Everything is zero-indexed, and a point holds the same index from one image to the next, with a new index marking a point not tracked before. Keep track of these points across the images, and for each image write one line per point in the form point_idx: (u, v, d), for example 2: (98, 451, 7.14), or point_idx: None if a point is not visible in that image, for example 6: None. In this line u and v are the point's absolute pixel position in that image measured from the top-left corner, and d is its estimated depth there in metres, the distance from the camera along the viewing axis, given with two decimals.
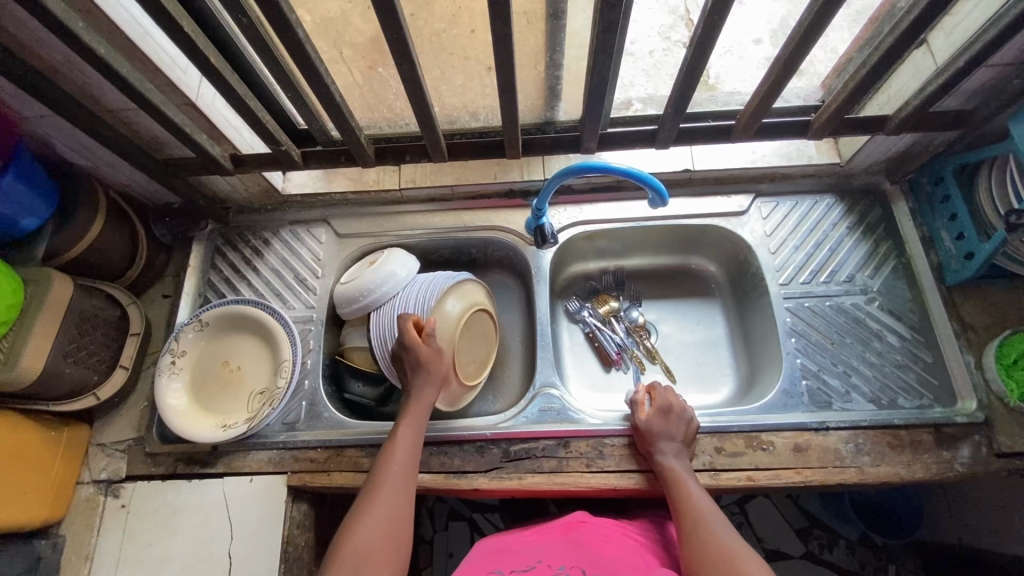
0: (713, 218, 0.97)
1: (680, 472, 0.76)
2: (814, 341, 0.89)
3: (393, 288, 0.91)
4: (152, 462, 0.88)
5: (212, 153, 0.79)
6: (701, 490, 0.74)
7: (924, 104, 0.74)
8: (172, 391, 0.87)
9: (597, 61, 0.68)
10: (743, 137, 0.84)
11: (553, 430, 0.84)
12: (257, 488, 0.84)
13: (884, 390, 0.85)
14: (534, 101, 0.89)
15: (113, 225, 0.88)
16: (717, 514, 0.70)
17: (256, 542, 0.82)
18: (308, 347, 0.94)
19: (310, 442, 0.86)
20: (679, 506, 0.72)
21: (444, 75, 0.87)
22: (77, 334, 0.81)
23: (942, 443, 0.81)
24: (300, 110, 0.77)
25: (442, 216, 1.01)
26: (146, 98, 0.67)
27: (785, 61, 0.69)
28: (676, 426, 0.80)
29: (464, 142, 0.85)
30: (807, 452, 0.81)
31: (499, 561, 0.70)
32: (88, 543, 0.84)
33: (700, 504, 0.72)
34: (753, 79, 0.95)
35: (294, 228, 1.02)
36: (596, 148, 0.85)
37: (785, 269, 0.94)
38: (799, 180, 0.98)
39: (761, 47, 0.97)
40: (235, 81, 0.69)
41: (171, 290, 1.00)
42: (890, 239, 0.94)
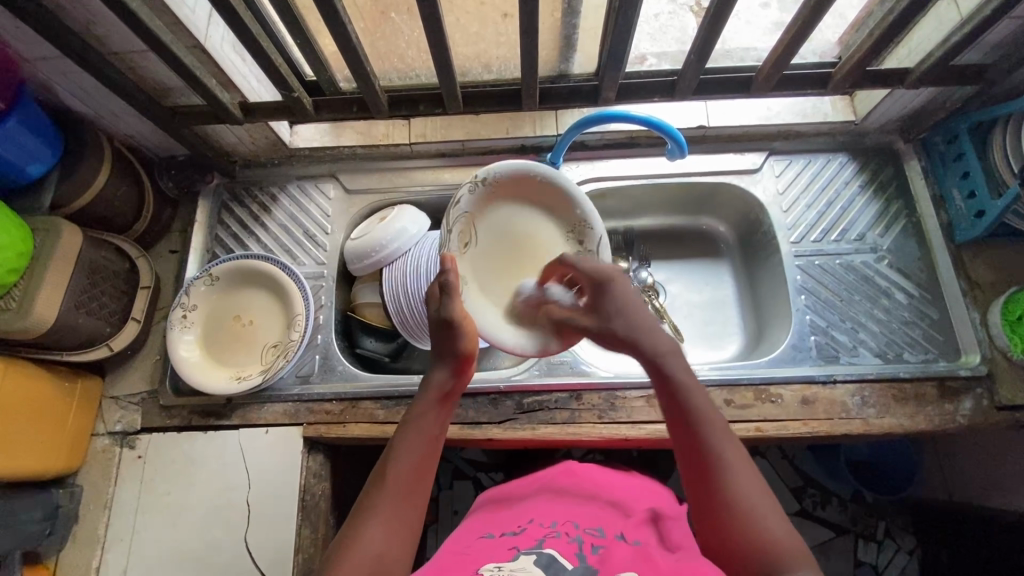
0: (726, 175, 0.97)
1: (702, 414, 0.59)
2: (823, 298, 0.90)
3: (405, 244, 0.92)
4: (167, 414, 0.88)
5: (221, 100, 0.77)
6: (727, 433, 0.59)
7: (946, 55, 0.73)
8: (184, 344, 0.87)
9: (622, 5, 0.66)
10: (763, 91, 0.82)
11: (566, 383, 0.85)
12: (274, 439, 0.85)
13: (890, 345, 0.87)
14: (549, 53, 0.88)
15: (119, 175, 0.86)
16: (735, 458, 0.57)
17: (274, 491, 0.83)
18: (320, 303, 0.94)
19: (324, 394, 0.87)
20: (692, 457, 0.58)
21: (459, 21, 0.84)
22: (88, 284, 0.80)
23: (945, 396, 0.83)
24: (312, 55, 0.75)
25: (452, 172, 1.00)
26: (154, 36, 0.65)
27: (810, 10, 0.67)
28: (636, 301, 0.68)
29: (478, 93, 0.84)
30: (814, 405, 0.83)
31: (490, 524, 0.70)
32: (106, 492, 0.85)
33: (721, 454, 0.57)
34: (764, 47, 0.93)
35: (302, 184, 1.00)
36: (614, 99, 0.84)
37: (796, 227, 0.94)
38: (813, 138, 0.98)
39: (769, 11, 0.94)
40: (246, 19, 0.67)
41: (179, 245, 0.99)
42: (901, 198, 0.94)
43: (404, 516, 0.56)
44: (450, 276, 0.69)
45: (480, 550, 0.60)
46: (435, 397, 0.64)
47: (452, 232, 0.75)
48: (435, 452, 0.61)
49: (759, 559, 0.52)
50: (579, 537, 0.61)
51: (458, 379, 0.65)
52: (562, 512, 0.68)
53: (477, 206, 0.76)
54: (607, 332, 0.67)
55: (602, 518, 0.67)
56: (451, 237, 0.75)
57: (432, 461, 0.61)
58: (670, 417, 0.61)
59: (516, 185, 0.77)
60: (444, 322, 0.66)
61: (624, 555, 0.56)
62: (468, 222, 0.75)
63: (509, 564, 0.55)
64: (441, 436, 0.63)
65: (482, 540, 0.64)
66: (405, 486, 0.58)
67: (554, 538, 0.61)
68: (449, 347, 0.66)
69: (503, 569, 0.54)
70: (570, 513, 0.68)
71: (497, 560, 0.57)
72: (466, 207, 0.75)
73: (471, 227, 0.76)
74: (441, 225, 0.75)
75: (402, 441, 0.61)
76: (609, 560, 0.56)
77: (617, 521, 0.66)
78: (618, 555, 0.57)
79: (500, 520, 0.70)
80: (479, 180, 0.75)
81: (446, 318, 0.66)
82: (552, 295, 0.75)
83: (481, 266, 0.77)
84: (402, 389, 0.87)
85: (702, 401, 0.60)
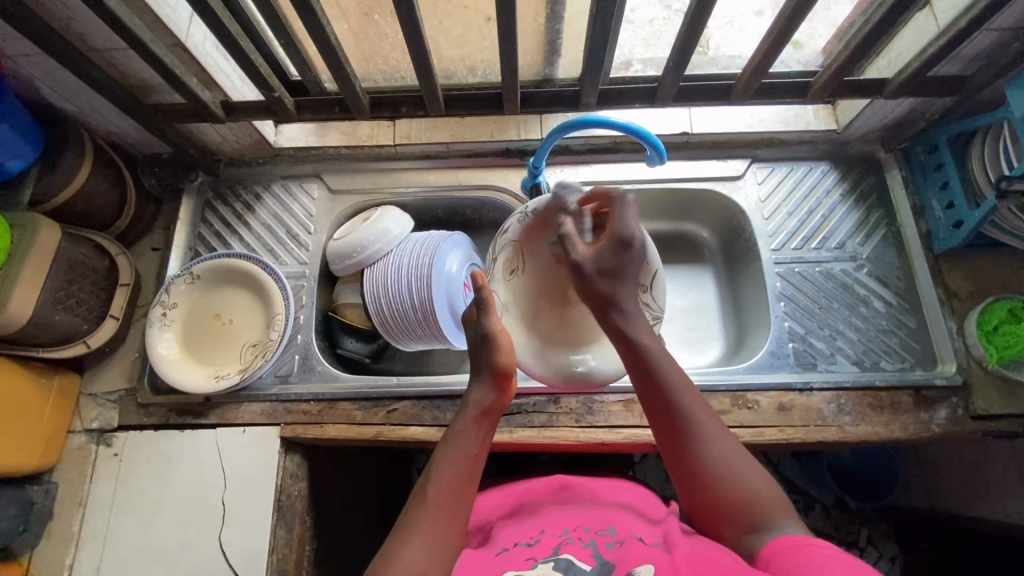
0: (709, 182, 0.97)
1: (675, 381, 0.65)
2: (803, 305, 0.90)
3: (386, 245, 0.92)
4: (145, 412, 0.88)
5: (202, 98, 0.77)
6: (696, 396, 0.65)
7: (923, 67, 0.74)
8: (163, 342, 0.87)
9: (599, 11, 0.66)
10: (743, 98, 0.83)
11: (544, 386, 0.86)
12: (251, 439, 0.85)
13: (868, 353, 0.87)
14: (533, 57, 0.88)
15: (101, 172, 0.86)
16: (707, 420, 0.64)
17: (250, 490, 0.83)
18: (301, 303, 0.94)
19: (302, 394, 0.87)
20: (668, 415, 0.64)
21: (443, 25, 0.84)
22: (66, 281, 0.80)
23: (920, 405, 0.83)
24: (293, 55, 0.75)
25: (437, 174, 1.00)
26: (132, 34, 0.65)
27: (786, 22, 0.68)
28: (632, 270, 0.69)
29: (461, 96, 0.85)
30: (790, 411, 0.83)
31: (496, 531, 0.69)
32: (81, 489, 0.85)
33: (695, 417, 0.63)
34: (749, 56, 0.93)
35: (286, 183, 1.00)
36: (596, 105, 0.85)
37: (778, 234, 0.95)
38: (795, 146, 0.98)
39: (762, 18, 0.93)
40: (224, 19, 0.67)
41: (161, 243, 0.99)
42: (882, 207, 0.95)
43: (442, 536, 0.59)
44: (480, 294, 0.71)
45: (503, 557, 0.61)
46: (472, 415, 0.67)
47: (498, 259, 0.79)
48: (475, 472, 0.64)
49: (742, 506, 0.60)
50: (592, 539, 0.62)
51: (497, 396, 0.69)
52: (571, 512, 0.69)
53: (527, 237, 0.78)
54: (605, 294, 0.68)
55: (611, 519, 0.67)
56: (495, 265, 0.79)
57: (472, 479, 0.64)
58: (644, 393, 0.65)
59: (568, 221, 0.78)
60: (480, 338, 0.70)
61: (641, 555, 0.59)
62: (513, 250, 0.78)
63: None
64: (479, 455, 0.65)
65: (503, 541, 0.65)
66: (444, 504, 0.61)
67: (569, 542, 0.62)
68: (490, 364, 0.69)
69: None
70: (579, 512, 0.69)
71: (517, 568, 0.58)
72: (513, 235, 0.78)
73: (518, 254, 0.79)
74: (490, 249, 0.80)
75: (443, 458, 0.64)
76: (626, 561, 0.58)
77: (627, 518, 0.68)
78: (634, 556, 0.59)
79: (507, 528, 0.69)
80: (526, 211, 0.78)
81: (485, 333, 0.70)
82: (580, 222, 0.75)
83: (523, 294, 0.80)
84: (380, 391, 0.87)
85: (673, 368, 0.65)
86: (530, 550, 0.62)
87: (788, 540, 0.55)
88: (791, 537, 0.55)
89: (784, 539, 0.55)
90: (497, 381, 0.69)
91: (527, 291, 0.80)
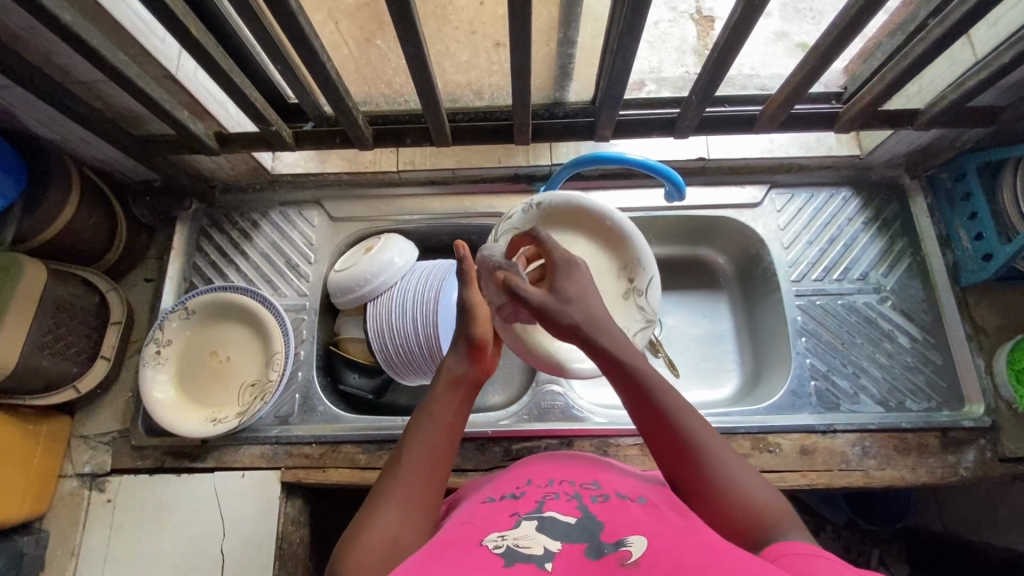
0: (726, 209, 0.93)
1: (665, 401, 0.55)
2: (824, 340, 0.87)
3: (391, 278, 0.87)
4: (139, 455, 0.84)
5: (195, 131, 0.73)
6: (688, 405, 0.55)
7: (960, 99, 0.70)
8: (157, 383, 0.83)
9: (621, 45, 0.62)
10: (768, 129, 0.79)
11: (557, 429, 0.82)
12: (250, 483, 0.82)
13: (893, 392, 0.84)
14: (544, 81, 0.83)
15: (90, 205, 0.82)
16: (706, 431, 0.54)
17: (249, 538, 0.80)
18: (302, 337, 0.90)
19: (304, 437, 0.84)
20: (660, 433, 0.54)
21: (449, 50, 0.80)
22: (53, 324, 0.76)
23: (948, 448, 0.80)
24: (293, 86, 0.71)
25: (442, 201, 0.95)
26: (118, 71, 0.61)
27: (818, 58, 0.64)
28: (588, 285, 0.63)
29: (469, 126, 0.81)
30: (813, 455, 0.80)
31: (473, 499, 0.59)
32: (73, 538, 0.81)
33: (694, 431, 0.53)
34: (763, 55, 0.89)
35: (284, 210, 0.96)
36: (611, 136, 0.81)
37: (798, 265, 0.91)
38: (816, 172, 0.94)
39: (769, 21, 0.90)
40: (218, 54, 0.63)
41: (154, 272, 0.95)
42: (906, 235, 0.91)
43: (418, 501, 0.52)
44: (461, 266, 0.66)
45: (480, 516, 0.50)
46: (444, 383, 0.61)
47: (499, 242, 0.75)
48: (454, 438, 0.58)
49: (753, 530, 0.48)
50: (576, 493, 0.53)
51: (471, 365, 0.63)
52: (554, 466, 0.59)
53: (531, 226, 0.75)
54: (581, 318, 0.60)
55: (604, 475, 0.57)
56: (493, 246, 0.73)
57: (451, 444, 0.57)
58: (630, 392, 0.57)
59: (573, 218, 0.75)
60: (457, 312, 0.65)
61: (630, 515, 0.49)
62: (518, 236, 0.75)
63: (514, 533, 0.46)
64: (455, 423, 0.59)
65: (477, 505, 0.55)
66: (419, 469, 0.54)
67: (553, 498, 0.52)
68: (466, 334, 0.64)
69: (508, 540, 0.45)
70: (560, 468, 0.59)
71: (499, 527, 0.47)
72: (517, 223, 0.75)
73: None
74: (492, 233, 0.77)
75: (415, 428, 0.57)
76: (616, 521, 0.47)
77: (612, 475, 0.58)
78: (624, 515, 0.49)
79: (490, 489, 0.58)
80: (533, 205, 0.76)
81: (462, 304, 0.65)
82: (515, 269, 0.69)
83: None
84: (385, 433, 0.83)
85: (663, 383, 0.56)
86: (512, 506, 0.51)
87: (790, 546, 0.44)
88: (795, 543, 0.44)
89: (784, 544, 0.45)
90: (472, 351, 0.63)
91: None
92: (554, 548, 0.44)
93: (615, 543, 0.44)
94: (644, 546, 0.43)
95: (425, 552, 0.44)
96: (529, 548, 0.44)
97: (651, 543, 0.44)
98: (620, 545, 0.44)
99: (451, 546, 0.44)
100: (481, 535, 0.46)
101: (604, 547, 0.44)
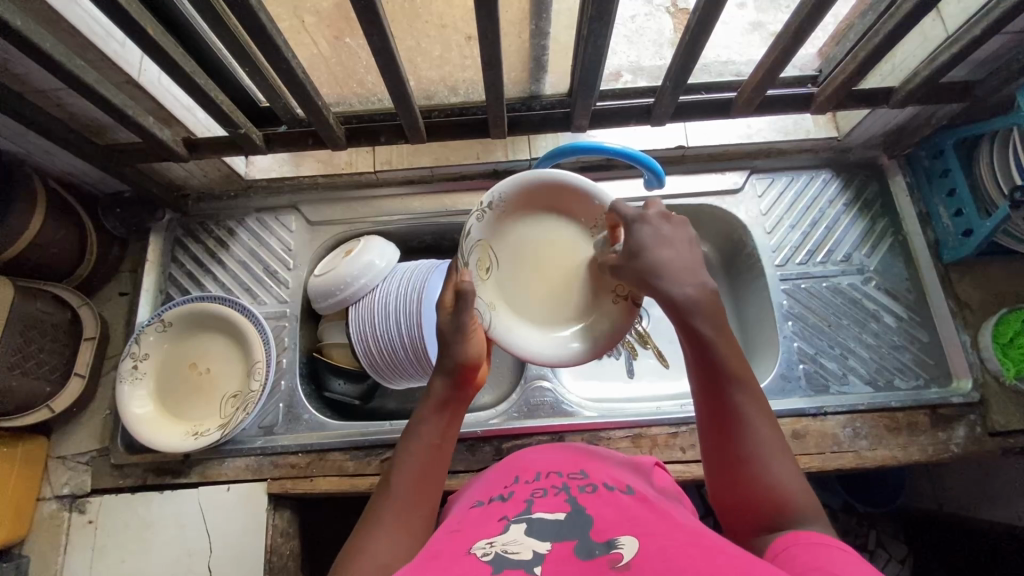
0: (708, 196, 0.93)
1: (729, 370, 0.52)
2: (811, 323, 0.87)
3: (373, 280, 0.86)
4: (120, 474, 0.82)
5: (161, 137, 0.71)
6: (749, 385, 0.52)
7: (934, 75, 0.70)
8: (135, 399, 0.80)
9: (591, 32, 0.61)
10: (744, 112, 0.78)
11: (548, 425, 0.81)
12: (236, 497, 0.79)
13: (880, 371, 0.84)
14: (519, 73, 0.82)
15: (58, 219, 0.80)
16: (756, 408, 0.51)
17: (237, 552, 0.78)
18: (283, 345, 0.88)
19: (289, 446, 0.82)
20: (709, 397, 0.52)
21: (420, 45, 0.79)
22: (22, 342, 0.74)
23: (938, 424, 0.80)
24: (260, 87, 0.69)
25: (421, 200, 0.94)
26: (76, 77, 0.59)
27: (790, 39, 0.64)
28: (673, 235, 0.57)
29: (444, 121, 0.80)
30: (805, 438, 0.80)
31: (460, 502, 0.57)
32: (55, 562, 0.79)
33: (741, 404, 0.51)
34: (739, 45, 0.89)
35: (260, 216, 0.94)
36: (588, 126, 0.81)
37: (781, 249, 0.91)
38: (795, 155, 0.94)
39: (745, 11, 0.90)
40: (179, 56, 0.61)
41: (129, 287, 0.93)
42: (887, 215, 0.91)
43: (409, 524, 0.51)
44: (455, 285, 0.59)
45: (468, 522, 0.49)
46: (432, 407, 0.58)
47: (466, 264, 0.66)
48: (442, 462, 0.56)
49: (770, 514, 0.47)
50: (564, 486, 0.52)
51: (457, 387, 0.60)
52: (541, 459, 0.58)
53: (492, 232, 0.68)
54: (642, 271, 0.56)
55: (591, 465, 0.57)
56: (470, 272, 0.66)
57: (438, 468, 0.56)
58: (691, 358, 0.54)
59: (528, 200, 0.68)
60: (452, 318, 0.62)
61: (621, 509, 0.47)
62: (483, 248, 0.67)
63: (502, 539, 0.44)
64: (444, 444, 0.57)
65: (466, 509, 0.53)
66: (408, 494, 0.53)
67: (541, 495, 0.51)
68: (458, 356, 0.60)
69: (496, 546, 0.43)
70: (548, 461, 0.58)
71: (487, 533, 0.46)
72: (477, 236, 0.67)
73: (488, 251, 0.68)
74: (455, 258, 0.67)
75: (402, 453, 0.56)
76: (606, 517, 0.46)
77: (600, 464, 0.57)
78: (613, 507, 0.48)
79: (479, 490, 0.57)
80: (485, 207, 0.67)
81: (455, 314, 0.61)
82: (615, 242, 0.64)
83: (508, 286, 0.69)
84: (373, 438, 0.82)
85: (730, 352, 0.53)
86: (500, 509, 0.50)
87: (805, 536, 0.43)
88: (806, 532, 0.43)
89: (798, 533, 0.43)
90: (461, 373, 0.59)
91: (512, 286, 0.70)
92: (543, 550, 0.42)
93: (605, 543, 0.43)
94: (635, 546, 0.41)
95: (411, 565, 0.42)
96: (517, 554, 0.42)
97: (642, 541, 0.42)
98: (611, 546, 0.42)
99: (440, 556, 0.43)
100: (469, 543, 0.45)
101: (594, 547, 0.42)
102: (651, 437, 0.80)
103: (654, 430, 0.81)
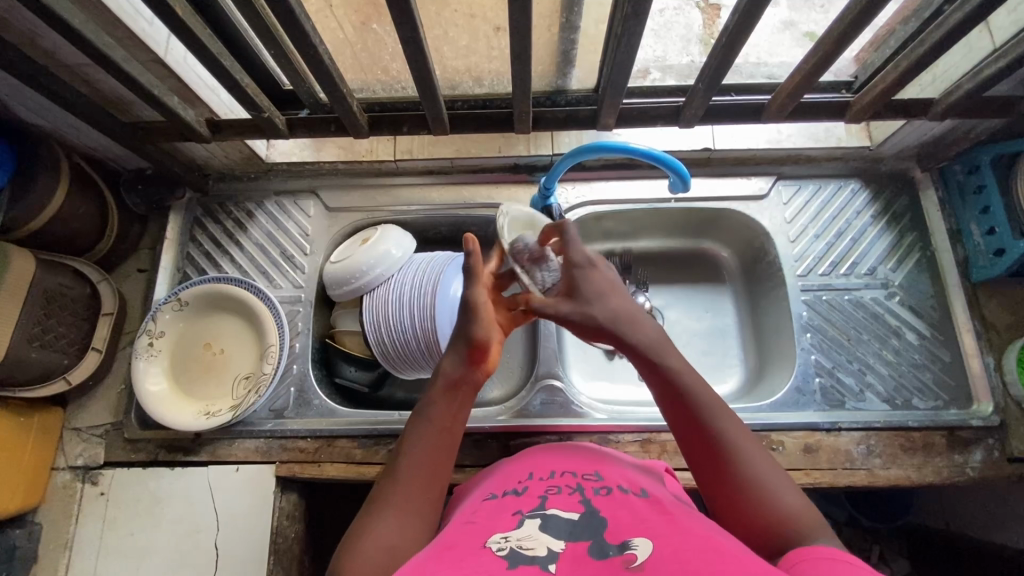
0: (733, 201, 0.91)
1: (707, 401, 0.54)
2: (830, 336, 0.85)
3: (388, 270, 0.85)
4: (132, 448, 0.83)
5: (184, 118, 0.71)
6: (726, 411, 0.54)
7: (978, 88, 0.67)
8: (151, 376, 0.81)
9: (626, 29, 0.58)
10: (775, 119, 0.76)
11: (555, 424, 0.81)
12: (245, 478, 0.80)
13: (898, 390, 0.82)
14: (545, 67, 0.80)
15: (81, 193, 0.80)
16: (740, 432, 0.53)
17: (243, 533, 0.79)
18: (296, 330, 0.88)
19: (299, 430, 0.83)
20: (697, 435, 0.53)
21: (447, 34, 0.78)
22: (43, 315, 0.75)
23: (954, 447, 0.79)
24: (285, 72, 0.68)
25: (440, 191, 0.93)
26: (103, 54, 0.59)
27: (827, 50, 0.62)
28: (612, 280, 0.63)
29: (468, 113, 0.79)
30: (817, 453, 0.79)
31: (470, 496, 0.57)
32: (66, 531, 0.80)
33: (725, 432, 0.53)
34: (773, 47, 0.87)
35: (279, 200, 0.94)
36: (614, 125, 0.79)
37: (804, 260, 0.89)
38: (824, 163, 0.92)
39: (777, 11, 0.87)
40: (207, 38, 0.61)
41: (148, 263, 0.94)
42: (915, 229, 0.89)
43: (416, 505, 0.51)
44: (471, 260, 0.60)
45: (482, 515, 0.49)
46: (443, 387, 0.58)
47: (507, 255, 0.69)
48: (448, 443, 0.56)
49: (776, 537, 0.47)
50: (579, 486, 0.51)
51: (469, 368, 0.59)
52: (554, 458, 0.58)
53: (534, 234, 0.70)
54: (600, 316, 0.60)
55: (604, 466, 0.56)
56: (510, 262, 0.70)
57: (447, 449, 0.55)
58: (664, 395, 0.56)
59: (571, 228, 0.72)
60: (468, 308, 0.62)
61: (635, 512, 0.47)
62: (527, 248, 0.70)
63: (516, 534, 0.44)
64: (454, 427, 0.57)
65: (478, 502, 0.53)
66: (414, 475, 0.53)
67: (555, 492, 0.50)
68: (466, 333, 0.60)
69: (511, 542, 0.43)
70: (562, 459, 0.57)
71: (502, 527, 0.45)
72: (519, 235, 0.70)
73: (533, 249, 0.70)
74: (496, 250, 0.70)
75: (412, 432, 0.56)
76: (620, 519, 0.46)
77: (616, 467, 0.57)
78: (627, 511, 0.47)
79: (491, 484, 0.57)
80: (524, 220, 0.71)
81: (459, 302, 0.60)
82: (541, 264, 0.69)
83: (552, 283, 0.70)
84: (381, 428, 0.82)
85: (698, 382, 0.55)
86: (514, 503, 0.50)
87: (812, 551, 0.42)
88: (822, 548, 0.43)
89: (806, 549, 0.43)
90: (471, 354, 0.59)
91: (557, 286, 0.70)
92: (557, 548, 0.42)
93: (619, 544, 0.42)
94: (649, 548, 0.41)
95: (425, 557, 0.42)
96: (532, 550, 0.42)
97: (656, 543, 0.42)
98: (625, 547, 0.42)
99: (455, 548, 0.43)
100: (484, 537, 0.44)
101: (608, 548, 0.42)
102: (660, 443, 0.80)
103: (664, 437, 0.80)
